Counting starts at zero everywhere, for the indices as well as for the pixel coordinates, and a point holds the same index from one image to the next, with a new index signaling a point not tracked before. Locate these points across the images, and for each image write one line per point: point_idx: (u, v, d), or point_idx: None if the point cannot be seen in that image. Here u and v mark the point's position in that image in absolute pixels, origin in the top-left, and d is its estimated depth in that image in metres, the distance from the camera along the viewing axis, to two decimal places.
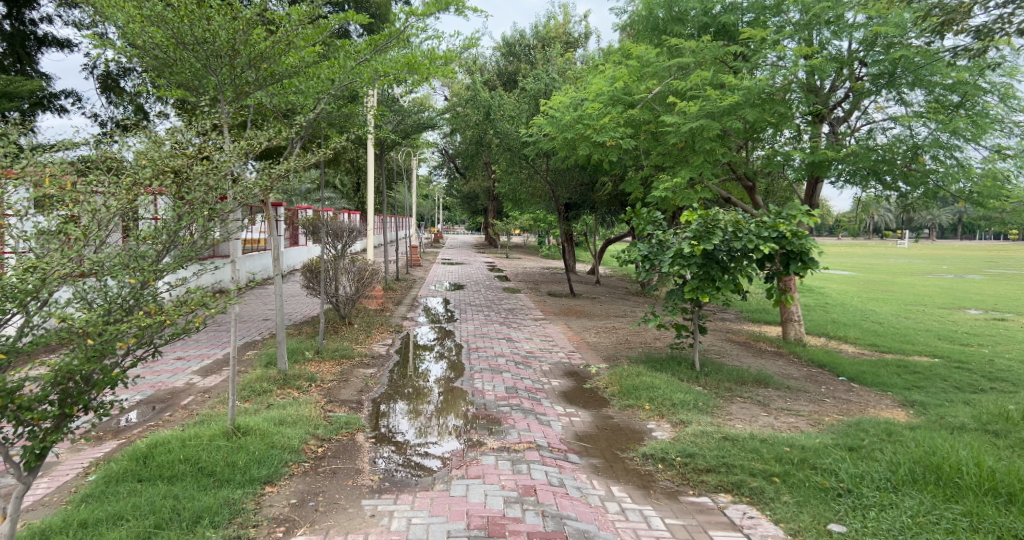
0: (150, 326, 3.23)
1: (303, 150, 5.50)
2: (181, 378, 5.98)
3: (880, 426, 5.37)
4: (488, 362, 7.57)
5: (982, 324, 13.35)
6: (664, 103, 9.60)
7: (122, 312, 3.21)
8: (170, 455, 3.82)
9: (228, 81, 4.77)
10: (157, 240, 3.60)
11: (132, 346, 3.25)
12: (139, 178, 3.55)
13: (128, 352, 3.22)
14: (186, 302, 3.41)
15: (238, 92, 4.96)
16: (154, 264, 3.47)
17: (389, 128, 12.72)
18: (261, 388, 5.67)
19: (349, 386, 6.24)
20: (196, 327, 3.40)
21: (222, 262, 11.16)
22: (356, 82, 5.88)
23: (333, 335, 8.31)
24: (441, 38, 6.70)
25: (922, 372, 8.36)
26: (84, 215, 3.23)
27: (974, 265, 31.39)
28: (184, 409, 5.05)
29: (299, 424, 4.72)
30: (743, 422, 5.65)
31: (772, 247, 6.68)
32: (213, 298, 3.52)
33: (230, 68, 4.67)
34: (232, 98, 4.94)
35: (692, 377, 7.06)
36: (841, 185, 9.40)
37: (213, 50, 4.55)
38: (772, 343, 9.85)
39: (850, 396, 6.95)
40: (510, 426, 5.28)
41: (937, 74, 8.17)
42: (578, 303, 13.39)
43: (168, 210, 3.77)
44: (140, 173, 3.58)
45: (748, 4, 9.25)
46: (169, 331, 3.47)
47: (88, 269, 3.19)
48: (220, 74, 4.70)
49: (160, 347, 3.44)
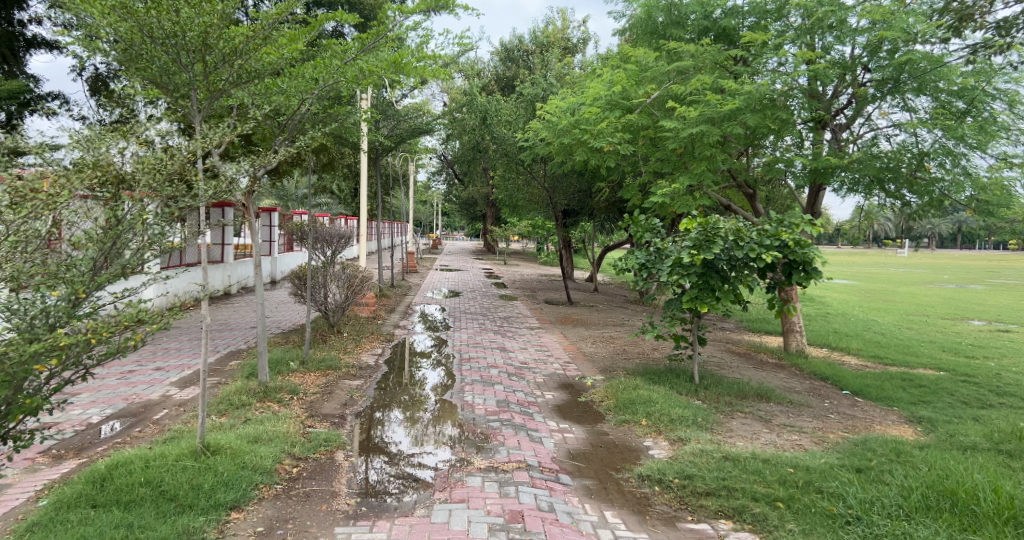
0: (76, 344, 3.16)
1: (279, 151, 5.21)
2: (157, 390, 5.72)
3: (888, 446, 5.11)
4: (480, 373, 7.32)
5: (986, 336, 13.11)
6: (663, 108, 9.32)
7: (47, 330, 3.15)
8: (130, 477, 3.58)
9: (201, 77, 4.53)
10: (94, 247, 3.41)
11: (57, 369, 3.17)
12: (72, 178, 3.40)
13: (53, 374, 3.17)
14: (122, 321, 3.32)
15: (212, 90, 4.66)
16: (88, 278, 3.31)
17: (384, 133, 12.50)
18: (239, 401, 5.42)
19: (333, 399, 5.97)
20: (133, 344, 3.34)
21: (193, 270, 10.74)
22: (342, 83, 5.62)
23: (320, 345, 8.05)
24: (431, 37, 6.45)
25: (927, 386, 8.11)
26: (6, 218, 3.11)
27: (973, 275, 31.57)
28: (155, 424, 4.81)
29: (274, 443, 4.45)
30: (744, 440, 5.39)
31: (774, 257, 6.44)
32: (152, 314, 3.46)
33: (202, 63, 4.42)
34: (206, 97, 4.66)
35: (691, 390, 6.81)
36: (843, 193, 9.17)
37: (182, 43, 4.29)
38: (773, 355, 9.61)
39: (855, 411, 6.69)
40: (499, 443, 5.02)
41: (943, 80, 7.97)
42: (576, 311, 13.12)
43: (104, 214, 3.56)
44: (66, 173, 3.42)
45: (749, 8, 9.08)
46: (102, 351, 3.37)
47: (10, 280, 3.10)
48: (192, 69, 4.44)
49: (91, 367, 3.32)
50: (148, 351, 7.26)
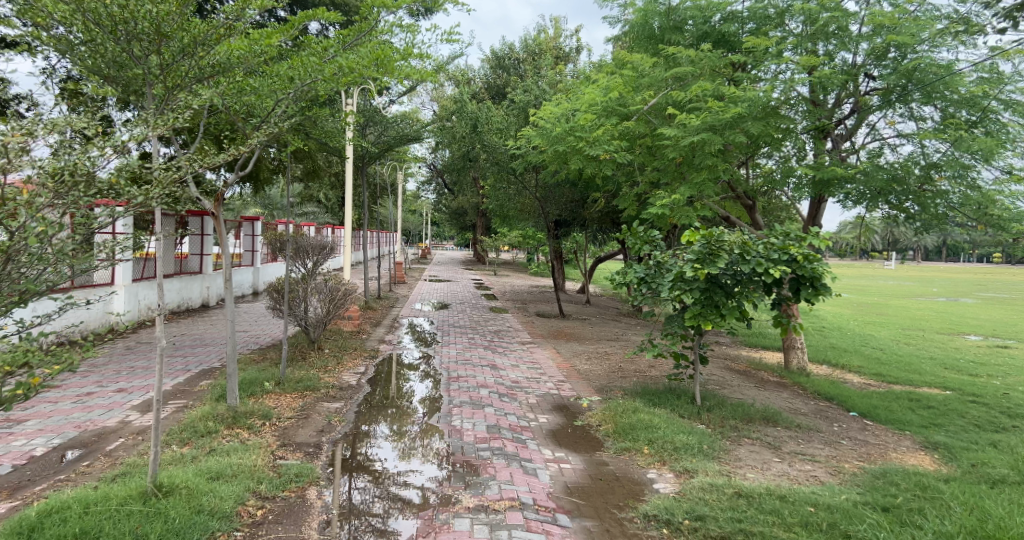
0: None
1: (255, 135, 4.91)
2: (115, 415, 5.24)
3: (911, 479, 4.72)
4: (468, 393, 6.86)
5: (986, 352, 12.82)
6: (661, 115, 8.97)
7: None
8: (64, 527, 3.19)
9: (158, 70, 4.08)
10: None
11: None
12: None
13: None
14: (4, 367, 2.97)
15: (171, 85, 4.19)
16: None
17: (370, 139, 12.08)
18: (204, 428, 4.97)
19: (309, 425, 5.50)
20: (25, 391, 3.02)
21: (144, 287, 9.93)
22: (319, 81, 5.12)
23: (299, 362, 7.56)
24: (414, 33, 5.98)
25: (936, 407, 7.74)
26: None
27: (962, 288, 31.61)
28: (107, 457, 4.34)
29: (238, 479, 4.00)
30: (754, 471, 4.99)
31: (782, 272, 6.08)
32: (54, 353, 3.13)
33: (158, 54, 4.02)
34: (163, 92, 4.15)
35: (693, 413, 6.40)
36: (846, 205, 8.83)
37: (132, 31, 3.87)
38: (774, 373, 9.23)
39: (866, 436, 6.30)
40: (490, 477, 4.59)
41: (955, 90, 7.67)
42: (568, 325, 12.68)
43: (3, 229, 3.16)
44: None
45: (749, 13, 8.78)
46: None
47: None
48: (147, 62, 4.01)
49: None
50: (111, 371, 6.75)
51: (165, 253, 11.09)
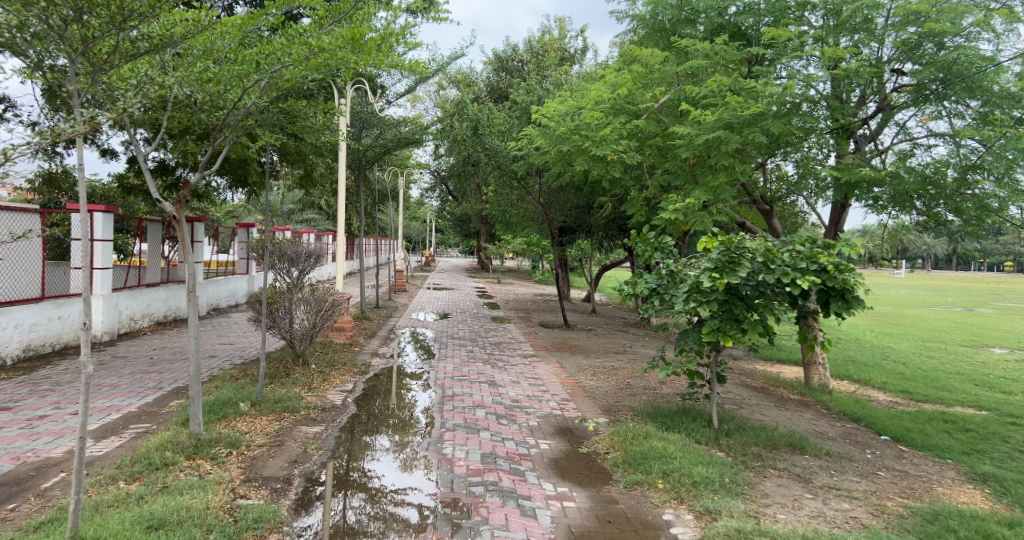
0: None
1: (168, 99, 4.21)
2: (65, 443, 4.67)
3: (970, 525, 4.13)
4: (463, 415, 6.24)
5: (1016, 367, 12.10)
6: (673, 113, 8.41)
7: None
8: None
9: (80, 45, 3.55)
10: None
11: None
12: None
13: None
14: None
15: (97, 65, 3.69)
16: None
17: (365, 142, 11.49)
18: (160, 460, 4.39)
19: (282, 453, 4.89)
20: None
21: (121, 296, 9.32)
22: (286, 63, 4.55)
23: (280, 380, 6.96)
24: (400, 16, 5.37)
25: (975, 430, 7.08)
26: None
27: (973, 297, 30.95)
28: (38, 498, 3.78)
29: (182, 528, 3.50)
30: (785, 511, 4.38)
31: (811, 282, 5.45)
32: None
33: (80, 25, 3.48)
34: (90, 71, 3.69)
35: (712, 439, 5.77)
36: (872, 210, 8.19)
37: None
38: (794, 390, 8.58)
39: (905, 467, 5.66)
40: (481, 521, 4.02)
41: (993, 83, 7.04)
42: (572, 336, 12.04)
43: None
44: None
45: (767, 5, 8.15)
46: None
47: None
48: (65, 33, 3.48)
49: None
50: (72, 390, 6.16)
51: (150, 260, 10.55)
